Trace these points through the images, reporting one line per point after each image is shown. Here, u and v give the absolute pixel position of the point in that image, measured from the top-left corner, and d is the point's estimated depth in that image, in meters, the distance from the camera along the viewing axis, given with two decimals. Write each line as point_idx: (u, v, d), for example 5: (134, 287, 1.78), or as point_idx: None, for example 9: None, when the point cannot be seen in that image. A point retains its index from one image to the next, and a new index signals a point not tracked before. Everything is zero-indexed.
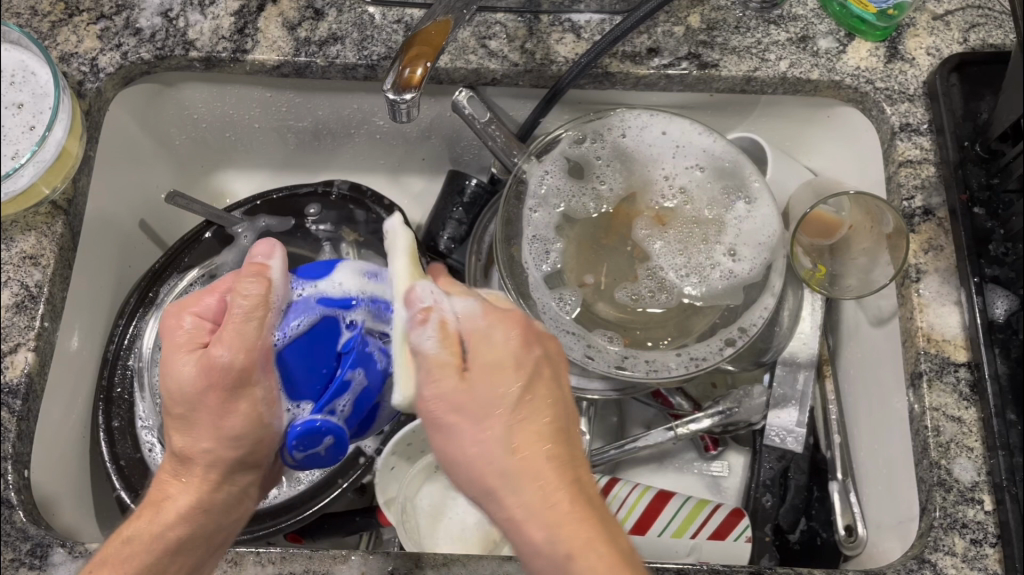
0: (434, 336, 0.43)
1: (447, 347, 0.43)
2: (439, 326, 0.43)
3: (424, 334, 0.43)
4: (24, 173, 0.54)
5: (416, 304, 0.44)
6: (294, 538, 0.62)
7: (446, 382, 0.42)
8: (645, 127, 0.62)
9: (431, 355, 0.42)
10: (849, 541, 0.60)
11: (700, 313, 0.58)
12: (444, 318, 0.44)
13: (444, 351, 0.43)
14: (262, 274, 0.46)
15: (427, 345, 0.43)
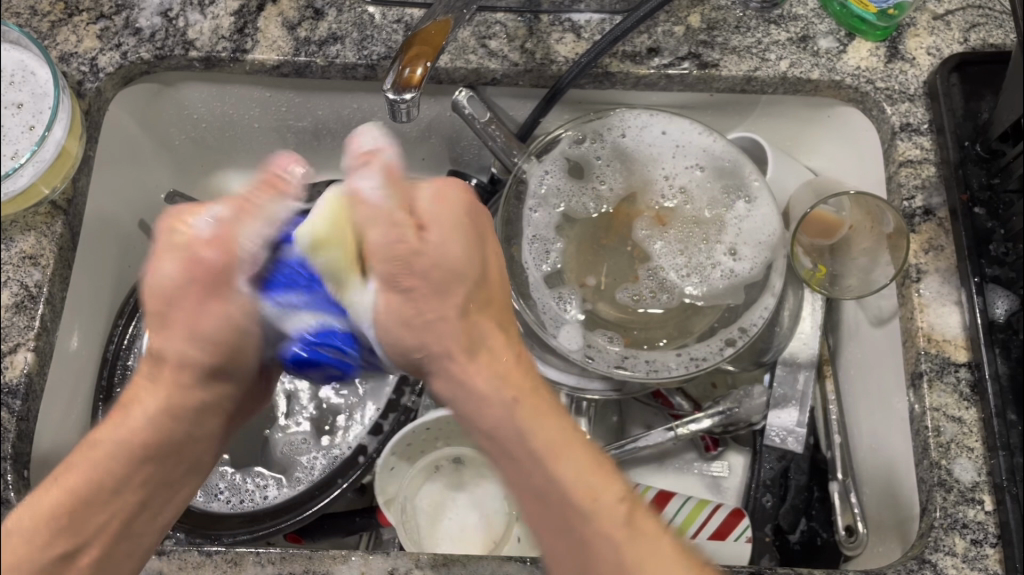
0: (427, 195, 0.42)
1: (377, 215, 0.40)
2: (436, 194, 0.42)
3: (362, 182, 0.39)
4: (24, 174, 0.54)
5: (355, 148, 0.40)
6: (294, 538, 0.62)
7: (404, 245, 0.40)
8: (645, 127, 0.62)
9: (376, 207, 0.40)
10: (849, 541, 0.59)
11: (700, 313, 0.58)
12: (358, 194, 0.39)
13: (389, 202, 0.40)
14: (248, 207, 0.40)
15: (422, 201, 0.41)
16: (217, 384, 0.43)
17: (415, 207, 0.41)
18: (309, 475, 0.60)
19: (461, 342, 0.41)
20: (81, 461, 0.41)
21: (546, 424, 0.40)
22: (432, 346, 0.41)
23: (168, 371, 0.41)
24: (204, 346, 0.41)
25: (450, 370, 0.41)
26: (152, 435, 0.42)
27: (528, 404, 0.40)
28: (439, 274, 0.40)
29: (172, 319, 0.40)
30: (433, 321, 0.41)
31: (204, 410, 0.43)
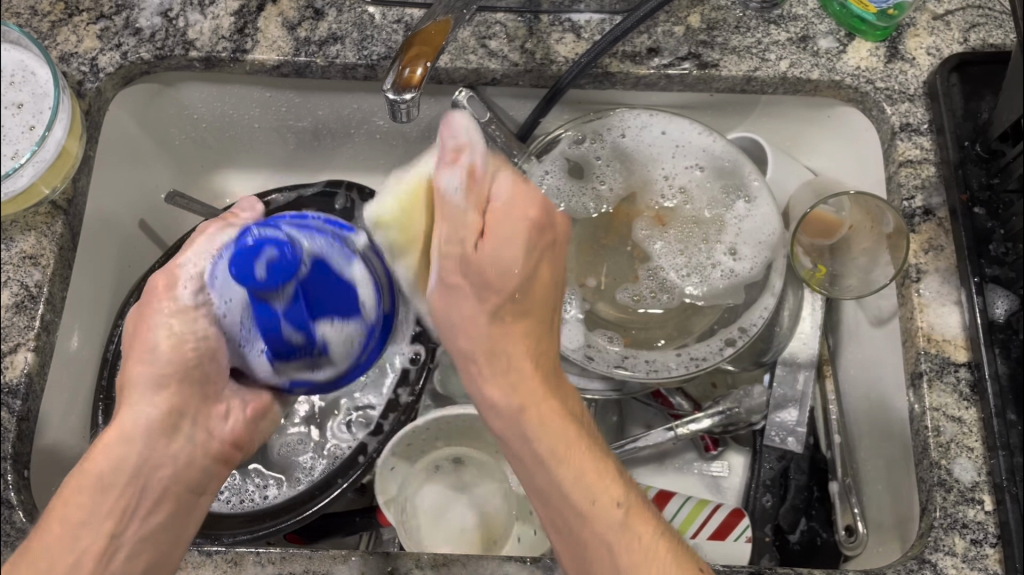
0: (506, 188, 0.45)
1: (466, 209, 0.45)
2: (514, 183, 0.46)
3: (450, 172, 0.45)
4: (24, 174, 0.54)
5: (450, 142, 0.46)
6: (294, 538, 0.62)
7: (460, 247, 0.44)
8: (644, 127, 0.62)
9: (506, 197, 0.45)
10: (849, 541, 0.59)
11: (700, 313, 0.58)
12: (472, 175, 0.45)
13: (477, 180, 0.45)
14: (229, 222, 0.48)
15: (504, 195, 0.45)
16: (172, 401, 0.46)
17: (521, 204, 0.45)
18: (309, 475, 0.60)
19: (527, 346, 0.45)
20: (63, 502, 0.44)
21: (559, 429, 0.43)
22: (500, 361, 0.44)
23: (128, 411, 0.45)
24: (153, 366, 0.46)
25: (489, 368, 0.44)
26: (110, 465, 0.44)
27: (544, 409, 0.43)
28: (512, 257, 0.44)
29: (133, 355, 0.46)
30: (529, 321, 0.45)
31: (166, 431, 0.46)
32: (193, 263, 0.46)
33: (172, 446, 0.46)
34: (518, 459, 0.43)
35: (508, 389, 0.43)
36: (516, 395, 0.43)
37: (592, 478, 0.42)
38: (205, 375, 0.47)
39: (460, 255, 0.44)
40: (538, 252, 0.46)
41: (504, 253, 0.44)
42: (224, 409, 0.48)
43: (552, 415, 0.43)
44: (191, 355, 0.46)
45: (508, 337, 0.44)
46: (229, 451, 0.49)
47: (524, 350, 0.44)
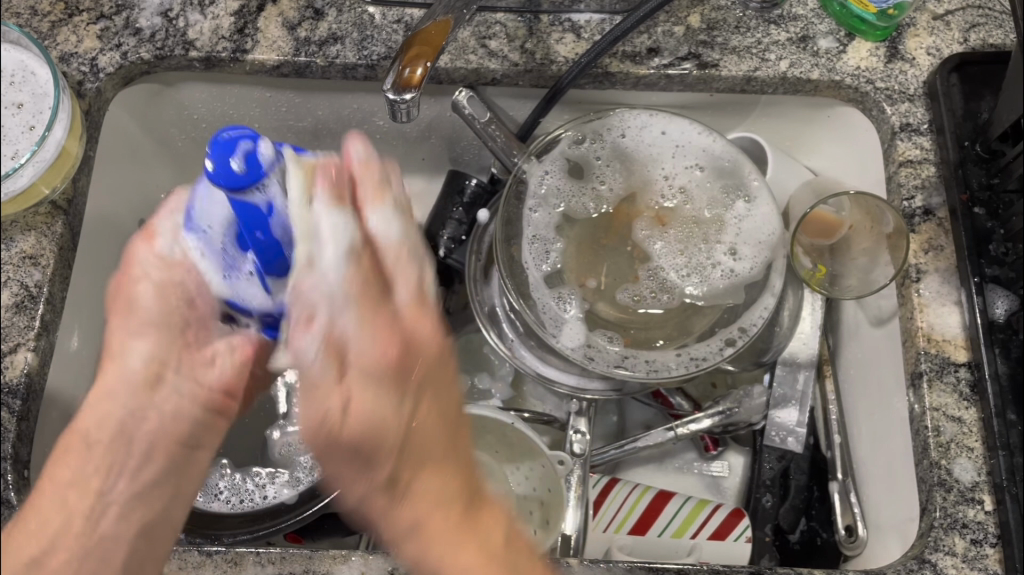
0: (402, 295, 0.42)
1: (332, 366, 0.40)
2: (412, 295, 0.42)
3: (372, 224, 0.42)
4: (24, 174, 0.54)
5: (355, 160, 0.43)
6: (294, 538, 0.62)
7: (328, 405, 0.40)
8: (644, 127, 0.62)
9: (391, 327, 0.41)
10: (849, 541, 0.60)
11: (700, 313, 0.58)
12: (336, 331, 0.40)
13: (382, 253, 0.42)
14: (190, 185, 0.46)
15: (422, 299, 0.43)
16: (156, 344, 0.44)
17: (409, 326, 0.42)
18: (309, 475, 0.60)
19: (429, 491, 0.42)
20: (56, 467, 0.43)
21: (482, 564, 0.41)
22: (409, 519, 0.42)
23: (113, 363, 0.44)
24: (138, 317, 0.44)
25: (412, 529, 0.42)
26: (97, 423, 0.43)
27: (456, 544, 0.41)
28: (378, 368, 0.40)
29: (120, 305, 0.45)
30: (428, 458, 0.42)
31: (150, 380, 0.44)
32: (169, 218, 0.45)
33: (160, 392, 0.44)
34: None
35: (408, 531, 0.42)
36: (421, 525, 0.41)
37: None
38: (187, 322, 0.45)
39: (324, 426, 0.40)
40: (405, 398, 0.41)
41: (373, 409, 0.40)
42: (209, 354, 0.46)
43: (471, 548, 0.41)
44: (179, 282, 0.45)
45: (418, 470, 0.42)
46: (220, 400, 0.46)
47: (426, 488, 0.42)
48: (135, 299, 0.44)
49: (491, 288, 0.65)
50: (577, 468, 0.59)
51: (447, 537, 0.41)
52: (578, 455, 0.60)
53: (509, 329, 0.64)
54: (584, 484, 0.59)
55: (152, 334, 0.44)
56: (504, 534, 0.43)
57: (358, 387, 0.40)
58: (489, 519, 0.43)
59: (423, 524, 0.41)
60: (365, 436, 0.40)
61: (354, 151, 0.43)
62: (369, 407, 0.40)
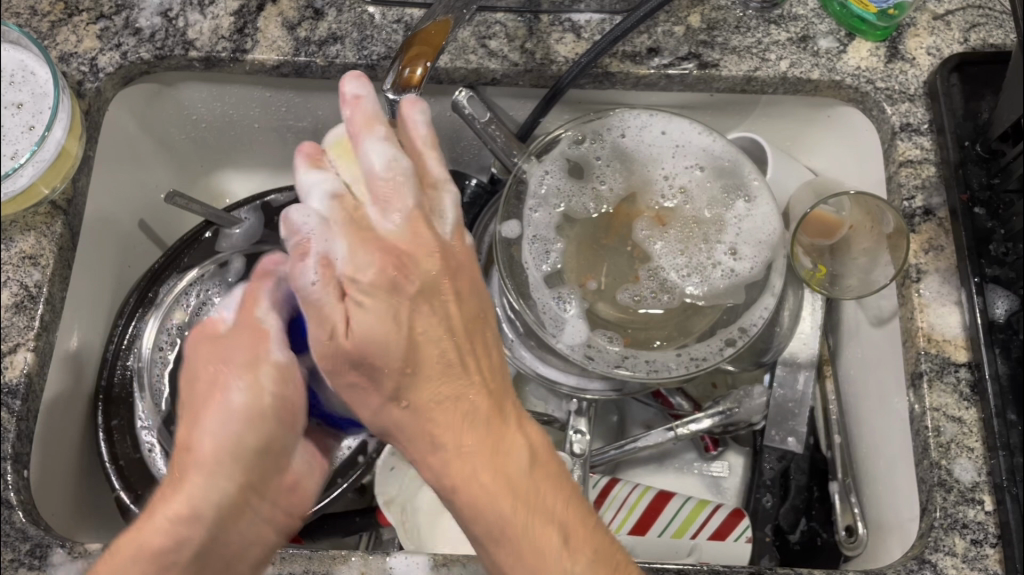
0: (393, 233, 0.42)
1: (332, 292, 0.41)
2: (410, 218, 0.42)
3: (374, 152, 0.41)
4: (23, 174, 0.54)
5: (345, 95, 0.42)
6: (294, 538, 0.61)
7: (329, 295, 0.40)
8: (644, 127, 0.62)
9: (373, 276, 0.41)
10: (849, 541, 0.60)
11: (700, 313, 0.58)
12: (330, 260, 0.40)
13: (389, 177, 0.41)
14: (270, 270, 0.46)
15: (439, 224, 0.44)
16: (250, 472, 0.42)
17: (451, 251, 0.45)
18: None
19: (445, 358, 0.43)
20: (105, 574, 0.39)
21: (466, 429, 0.43)
22: (409, 354, 0.42)
23: (201, 481, 0.40)
24: (235, 428, 0.41)
25: (413, 374, 0.43)
26: (178, 537, 0.39)
27: (447, 388, 0.43)
28: (373, 284, 0.41)
29: (212, 402, 0.41)
30: (433, 369, 0.43)
31: (237, 507, 0.41)
32: (269, 313, 0.43)
33: (241, 524, 0.42)
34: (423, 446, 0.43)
35: (430, 448, 0.43)
36: (443, 463, 0.43)
37: (505, 455, 0.43)
38: (282, 446, 0.44)
39: (330, 342, 0.41)
40: (402, 310, 0.42)
41: (382, 313, 0.41)
42: (293, 479, 0.45)
43: (475, 415, 0.43)
44: (268, 408, 0.42)
45: (417, 314, 0.43)
46: (295, 524, 0.45)
47: (439, 390, 0.43)
48: (227, 403, 0.41)
49: (491, 288, 0.65)
50: (577, 469, 0.59)
51: (445, 371, 0.43)
52: (579, 455, 0.60)
53: (509, 329, 0.64)
54: (584, 484, 0.59)
55: (248, 464, 0.41)
56: (529, 451, 0.44)
57: (364, 251, 0.41)
58: (514, 432, 0.44)
59: (421, 367, 0.43)
60: (375, 290, 0.41)
61: (349, 86, 0.42)
62: (401, 262, 0.42)
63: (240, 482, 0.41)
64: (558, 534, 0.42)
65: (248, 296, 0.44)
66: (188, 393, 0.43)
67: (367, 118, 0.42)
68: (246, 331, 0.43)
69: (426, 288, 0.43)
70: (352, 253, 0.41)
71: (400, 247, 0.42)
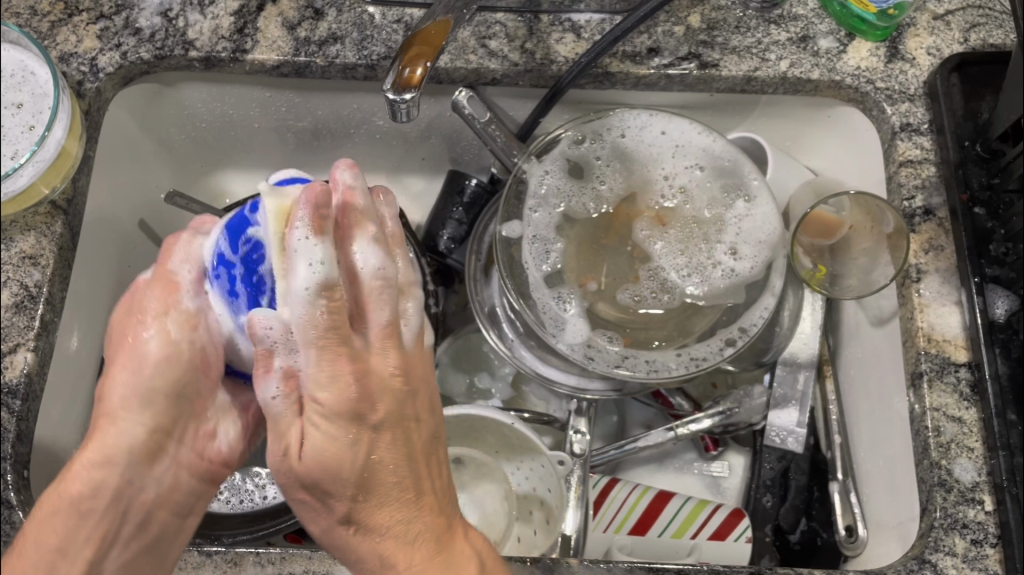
0: (325, 368, 0.41)
1: (291, 407, 0.42)
2: (384, 332, 0.42)
3: (318, 244, 0.39)
4: (24, 174, 0.54)
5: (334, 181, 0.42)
6: (294, 538, 0.62)
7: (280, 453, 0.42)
8: (644, 127, 0.62)
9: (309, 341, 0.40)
10: (849, 541, 0.60)
11: (700, 313, 0.58)
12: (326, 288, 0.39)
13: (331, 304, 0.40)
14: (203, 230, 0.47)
15: (405, 332, 0.44)
16: (158, 417, 0.45)
17: (370, 362, 0.42)
18: None
19: (325, 451, 0.42)
20: (35, 526, 0.44)
21: (400, 517, 0.44)
22: (366, 474, 0.43)
23: (112, 430, 0.44)
24: (137, 377, 0.44)
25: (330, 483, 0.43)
26: (92, 485, 0.44)
27: (395, 510, 0.44)
28: (335, 408, 0.41)
29: (121, 357, 0.45)
30: (388, 490, 0.44)
31: (151, 448, 0.45)
32: (185, 268, 0.45)
33: (156, 467, 0.45)
34: (360, 561, 0.45)
35: (382, 562, 0.44)
36: (375, 509, 0.44)
37: (447, 568, 0.44)
38: (198, 392, 0.46)
39: (284, 459, 0.43)
40: (364, 435, 0.43)
41: (336, 372, 0.41)
42: (212, 428, 0.47)
43: (417, 525, 0.45)
44: (184, 356, 0.45)
45: (378, 472, 0.44)
46: (217, 470, 0.48)
47: (324, 454, 0.42)
48: (138, 355, 0.44)
49: (491, 288, 0.65)
50: (577, 469, 0.59)
51: (404, 499, 0.45)
52: (578, 455, 0.60)
53: (509, 329, 0.64)
54: (584, 484, 0.59)
55: (151, 409, 0.45)
56: (477, 562, 0.45)
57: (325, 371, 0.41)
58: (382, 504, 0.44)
59: (371, 490, 0.44)
60: (340, 402, 0.41)
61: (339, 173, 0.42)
62: (374, 389, 0.42)
63: (147, 428, 0.45)
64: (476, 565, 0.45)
65: (162, 258, 0.46)
66: (110, 345, 0.47)
67: (361, 212, 0.42)
68: (161, 284, 0.45)
69: (379, 424, 0.43)
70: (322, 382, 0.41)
71: (370, 383, 0.42)
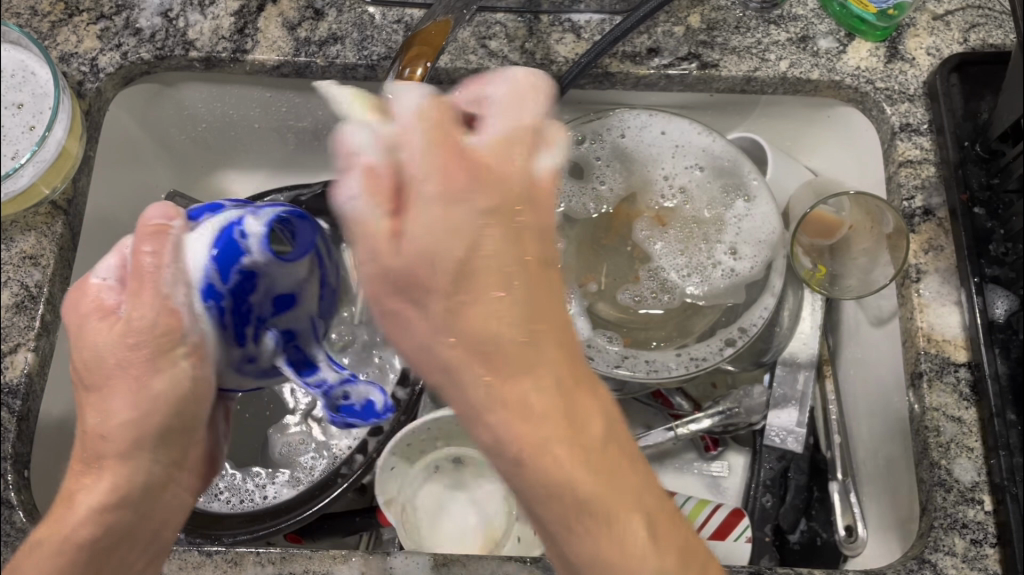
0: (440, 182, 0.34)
1: (379, 205, 0.35)
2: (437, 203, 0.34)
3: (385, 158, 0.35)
4: (24, 173, 0.54)
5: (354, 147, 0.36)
6: (294, 538, 0.62)
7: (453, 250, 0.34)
8: (644, 127, 0.61)
9: (431, 186, 0.35)
10: (849, 541, 0.60)
11: (700, 313, 0.58)
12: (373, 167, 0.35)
13: (377, 200, 0.35)
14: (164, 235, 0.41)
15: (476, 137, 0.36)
16: (170, 452, 0.43)
17: (486, 160, 0.36)
18: (310, 475, 0.61)
19: (497, 313, 0.34)
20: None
21: (562, 419, 0.34)
22: (460, 306, 0.34)
23: (121, 467, 0.41)
24: (144, 416, 0.41)
25: (470, 349, 0.34)
26: (101, 528, 0.41)
27: (552, 349, 0.35)
28: (453, 250, 0.34)
29: (115, 382, 0.41)
30: (489, 283, 0.34)
31: (160, 480, 0.43)
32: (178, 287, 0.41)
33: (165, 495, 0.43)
34: (507, 458, 0.34)
35: (509, 432, 0.34)
36: (493, 388, 0.34)
37: (569, 395, 0.34)
38: (196, 420, 0.44)
39: (376, 251, 0.35)
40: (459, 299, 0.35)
41: (486, 237, 0.35)
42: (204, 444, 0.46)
43: (529, 347, 0.34)
44: (187, 394, 0.42)
45: (471, 305, 0.34)
46: (206, 474, 0.47)
47: (489, 333, 0.34)
48: (138, 395, 0.41)
49: None
50: None
51: (517, 282, 0.35)
52: None
53: None
54: None
55: (162, 446, 0.42)
56: (611, 454, 0.35)
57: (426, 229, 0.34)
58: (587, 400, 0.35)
59: (506, 350, 0.34)
60: (445, 178, 0.35)
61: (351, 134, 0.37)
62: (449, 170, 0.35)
63: (161, 466, 0.43)
64: (644, 522, 0.34)
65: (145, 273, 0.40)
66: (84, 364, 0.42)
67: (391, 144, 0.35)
68: (155, 316, 0.40)
69: (484, 278, 0.35)
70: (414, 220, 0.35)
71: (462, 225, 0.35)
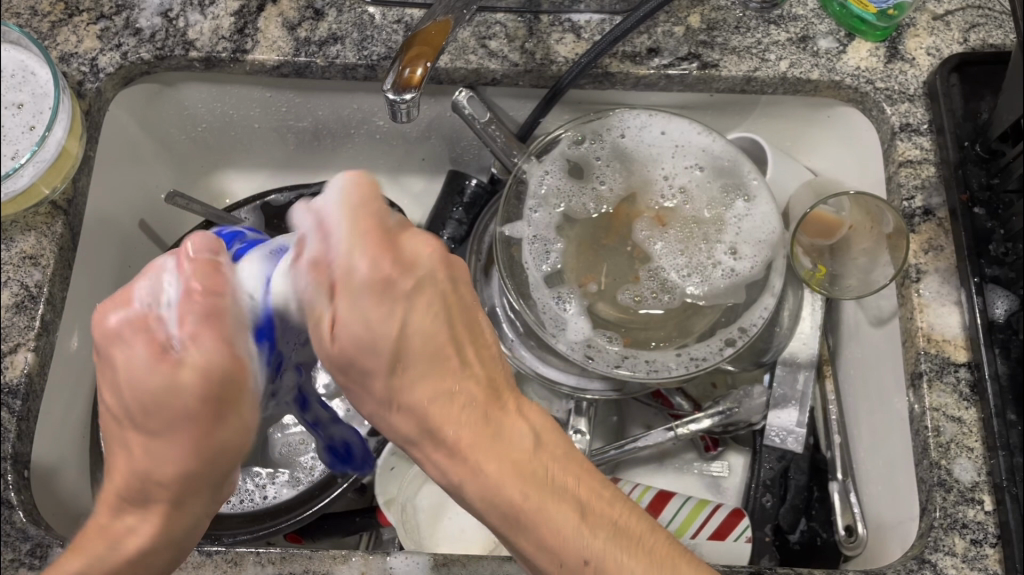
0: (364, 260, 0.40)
1: (321, 292, 0.41)
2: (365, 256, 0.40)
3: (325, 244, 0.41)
4: (24, 173, 0.54)
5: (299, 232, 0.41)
6: (294, 538, 0.62)
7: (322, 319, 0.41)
8: (644, 127, 0.62)
9: (365, 281, 0.40)
10: (849, 541, 0.60)
11: (701, 313, 0.58)
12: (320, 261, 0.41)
13: (324, 281, 0.41)
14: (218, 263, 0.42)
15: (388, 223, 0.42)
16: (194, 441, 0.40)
17: (400, 247, 0.42)
18: (310, 475, 0.60)
19: (429, 342, 0.42)
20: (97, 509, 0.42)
21: (489, 454, 0.42)
22: (398, 362, 0.42)
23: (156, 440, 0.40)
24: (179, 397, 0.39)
25: (392, 394, 0.42)
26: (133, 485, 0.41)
27: (477, 396, 0.43)
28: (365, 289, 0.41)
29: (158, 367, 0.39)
30: (422, 350, 0.42)
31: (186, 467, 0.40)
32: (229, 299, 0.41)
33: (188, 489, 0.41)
34: (475, 480, 0.42)
35: (458, 465, 0.42)
36: (438, 403, 0.42)
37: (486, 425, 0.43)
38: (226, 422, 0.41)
39: (318, 331, 0.42)
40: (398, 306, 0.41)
41: (398, 316, 0.41)
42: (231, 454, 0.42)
43: (467, 398, 0.43)
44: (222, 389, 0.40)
45: (410, 358, 0.42)
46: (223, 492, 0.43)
47: (434, 389, 0.42)
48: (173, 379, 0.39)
49: (491, 288, 0.65)
50: None
51: (461, 386, 0.43)
52: None
53: (509, 329, 0.64)
54: None
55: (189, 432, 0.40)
56: (533, 437, 0.43)
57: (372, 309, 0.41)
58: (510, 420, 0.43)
59: (454, 393, 0.43)
60: (372, 281, 0.41)
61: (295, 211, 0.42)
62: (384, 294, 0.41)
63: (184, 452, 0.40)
64: (576, 513, 0.41)
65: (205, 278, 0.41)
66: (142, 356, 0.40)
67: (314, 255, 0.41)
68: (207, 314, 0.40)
69: (438, 349, 0.43)
70: (361, 300, 0.41)
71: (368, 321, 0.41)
